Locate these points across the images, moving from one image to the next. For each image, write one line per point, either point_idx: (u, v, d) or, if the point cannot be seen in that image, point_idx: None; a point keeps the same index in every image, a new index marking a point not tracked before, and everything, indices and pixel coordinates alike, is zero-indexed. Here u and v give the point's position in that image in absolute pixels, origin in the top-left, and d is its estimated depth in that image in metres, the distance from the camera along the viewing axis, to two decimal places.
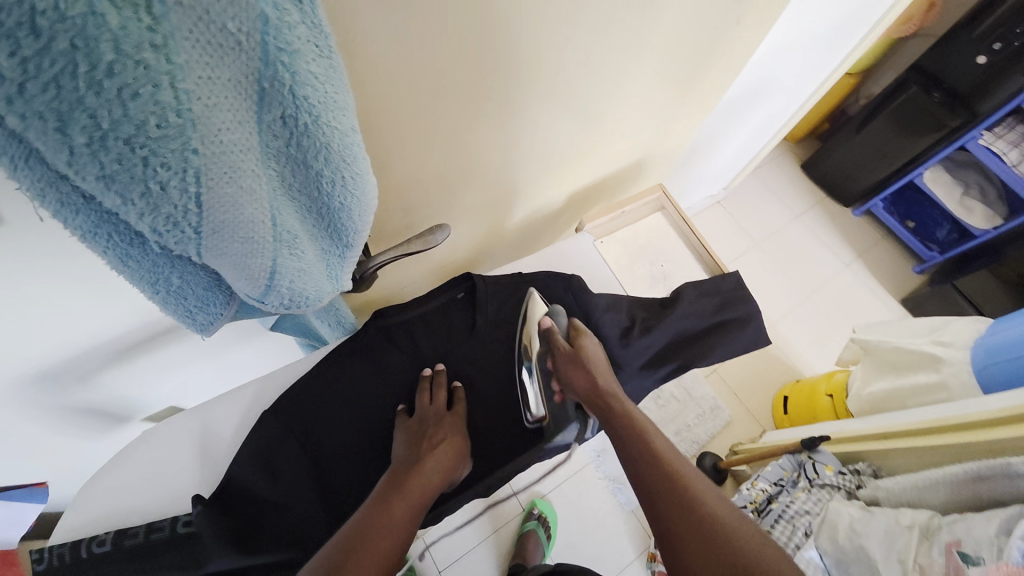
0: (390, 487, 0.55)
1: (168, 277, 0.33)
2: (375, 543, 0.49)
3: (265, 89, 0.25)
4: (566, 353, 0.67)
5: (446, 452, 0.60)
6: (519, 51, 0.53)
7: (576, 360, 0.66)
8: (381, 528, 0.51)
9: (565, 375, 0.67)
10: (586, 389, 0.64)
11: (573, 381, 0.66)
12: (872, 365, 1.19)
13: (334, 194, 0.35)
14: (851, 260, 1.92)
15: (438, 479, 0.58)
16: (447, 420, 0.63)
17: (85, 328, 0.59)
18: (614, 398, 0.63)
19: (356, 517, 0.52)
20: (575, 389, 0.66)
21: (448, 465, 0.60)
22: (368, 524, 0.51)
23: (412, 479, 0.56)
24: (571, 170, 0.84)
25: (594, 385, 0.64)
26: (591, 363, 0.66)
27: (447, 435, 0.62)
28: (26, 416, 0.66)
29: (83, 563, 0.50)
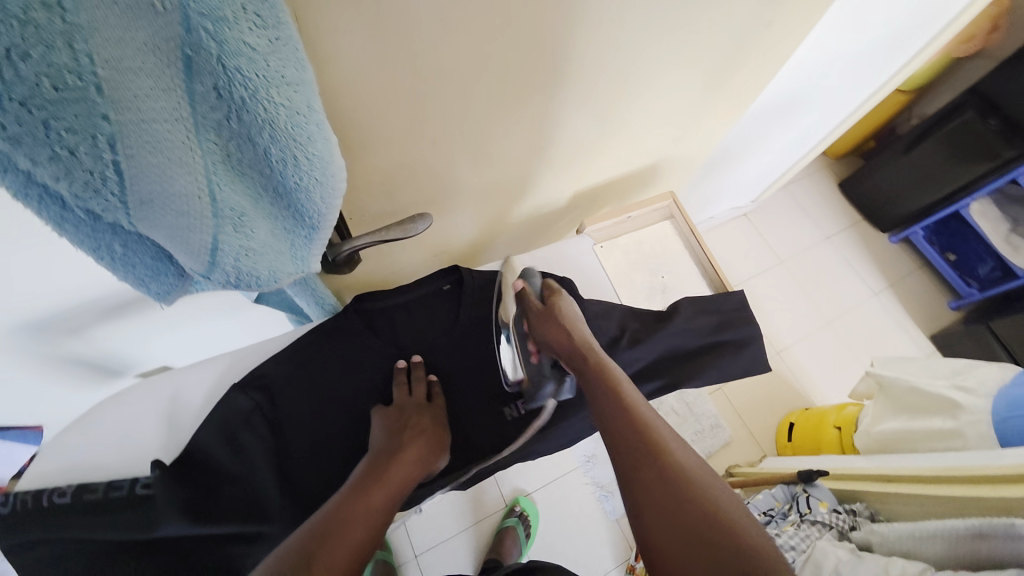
0: (369, 475, 0.53)
1: (109, 245, 0.32)
2: (351, 529, 0.46)
3: (190, 56, 0.24)
4: (538, 309, 0.65)
5: (424, 445, 0.59)
6: (522, 46, 0.50)
7: (550, 314, 0.65)
8: (358, 513, 0.48)
9: (539, 332, 0.65)
10: (562, 341, 0.62)
11: (548, 337, 0.63)
12: (885, 403, 1.12)
13: (286, 173, 0.33)
14: (880, 288, 1.82)
15: (417, 470, 0.56)
16: (426, 413, 0.62)
17: (68, 284, 0.59)
18: (587, 349, 0.60)
19: (333, 501, 0.49)
20: (552, 346, 0.63)
21: (425, 456, 0.58)
22: (344, 509, 0.48)
23: (392, 469, 0.54)
24: (579, 168, 0.81)
25: (569, 337, 0.62)
26: (565, 317, 0.64)
27: (425, 429, 0.60)
28: (16, 362, 0.69)
29: (41, 511, 0.51)
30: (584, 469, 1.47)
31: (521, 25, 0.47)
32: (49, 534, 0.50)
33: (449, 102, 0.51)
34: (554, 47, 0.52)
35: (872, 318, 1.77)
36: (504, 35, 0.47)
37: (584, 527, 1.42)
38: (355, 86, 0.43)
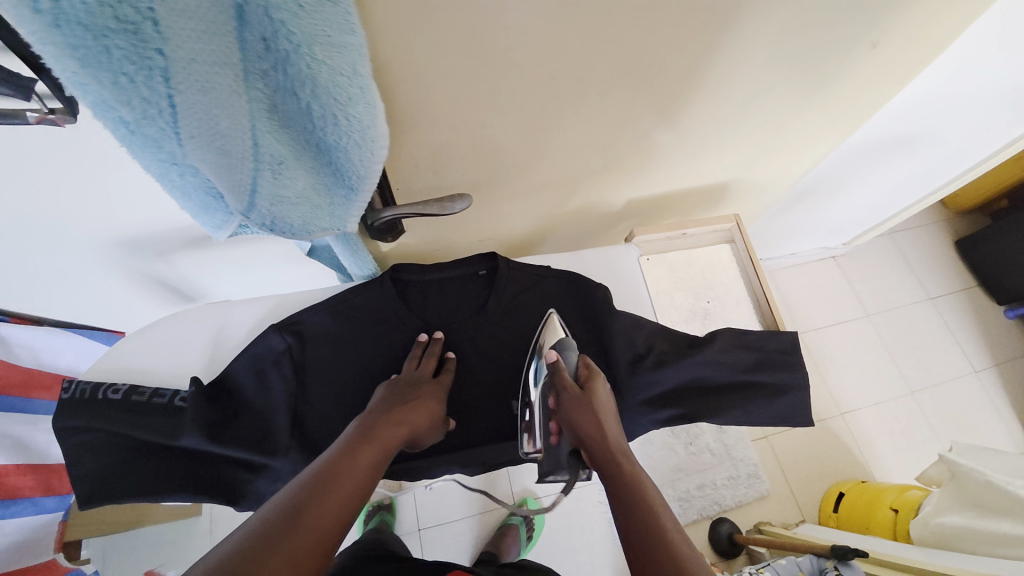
0: (362, 431, 0.55)
1: (168, 175, 0.35)
2: (341, 481, 0.48)
3: (243, 7, 0.27)
4: (573, 394, 0.59)
5: (420, 413, 0.60)
6: (582, 46, 0.49)
7: (585, 401, 0.59)
8: (346, 470, 0.49)
9: (566, 415, 0.59)
10: (593, 434, 0.56)
11: (576, 424, 0.57)
12: (954, 492, 0.98)
13: (325, 129, 0.36)
14: (983, 366, 1.59)
15: (407, 432, 0.57)
16: (426, 386, 0.63)
17: (155, 208, 0.68)
18: (621, 454, 0.54)
19: (328, 454, 0.51)
20: (578, 435, 0.57)
21: (422, 422, 0.59)
22: (339, 463, 0.50)
23: (383, 429, 0.56)
24: (634, 174, 0.77)
25: (602, 433, 0.56)
26: (601, 409, 0.58)
27: (422, 398, 0.61)
28: (109, 267, 0.80)
29: (95, 402, 0.59)
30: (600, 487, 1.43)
31: (575, 21, 0.46)
32: (97, 423, 0.58)
33: (496, 88, 0.51)
34: (609, 51, 0.51)
35: (964, 397, 1.55)
36: (555, 31, 0.46)
37: (588, 544, 1.37)
38: (406, 62, 0.44)
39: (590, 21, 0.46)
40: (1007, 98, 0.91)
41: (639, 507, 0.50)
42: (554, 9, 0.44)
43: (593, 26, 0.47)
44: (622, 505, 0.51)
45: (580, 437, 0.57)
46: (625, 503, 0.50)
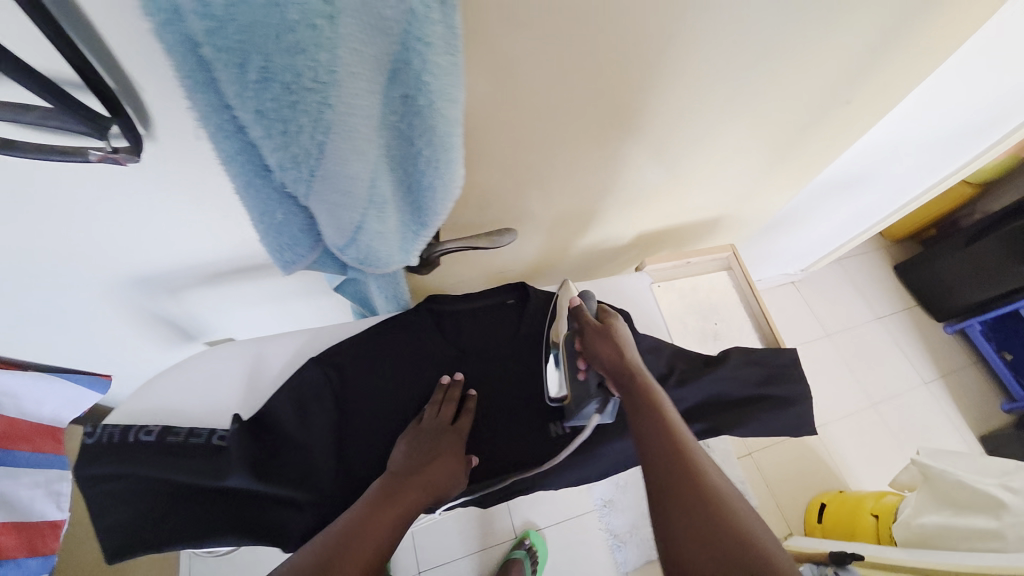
0: (383, 493, 0.55)
1: (275, 211, 0.39)
2: (361, 542, 0.50)
3: (398, 70, 0.30)
4: (594, 326, 0.65)
5: (440, 470, 0.60)
6: (616, 96, 0.57)
7: (604, 333, 0.65)
8: (367, 530, 0.51)
9: (590, 348, 0.64)
10: (614, 357, 0.62)
11: (599, 353, 0.63)
12: (928, 495, 1.07)
13: (425, 173, 0.39)
14: (931, 377, 1.76)
15: (430, 491, 0.58)
16: (447, 437, 0.64)
17: (183, 242, 0.68)
18: (638, 369, 0.60)
19: (351, 512, 0.53)
20: (603, 364, 0.62)
21: (444, 478, 0.60)
22: (360, 524, 0.51)
23: (404, 492, 0.56)
24: (642, 209, 0.85)
25: (622, 356, 0.61)
26: (620, 340, 0.64)
27: (443, 453, 0.61)
28: (119, 302, 0.78)
29: (127, 446, 0.57)
30: (599, 514, 1.44)
31: (613, 72, 0.53)
32: (130, 467, 0.56)
33: (540, 128, 0.58)
34: (637, 98, 0.59)
35: (918, 407, 1.70)
36: (597, 78, 0.54)
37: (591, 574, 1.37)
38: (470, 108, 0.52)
39: (625, 71, 0.54)
40: (939, 143, 1.07)
41: (661, 441, 0.52)
42: (598, 60, 0.51)
43: (627, 77, 0.55)
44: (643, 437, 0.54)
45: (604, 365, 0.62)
46: (648, 436, 0.53)
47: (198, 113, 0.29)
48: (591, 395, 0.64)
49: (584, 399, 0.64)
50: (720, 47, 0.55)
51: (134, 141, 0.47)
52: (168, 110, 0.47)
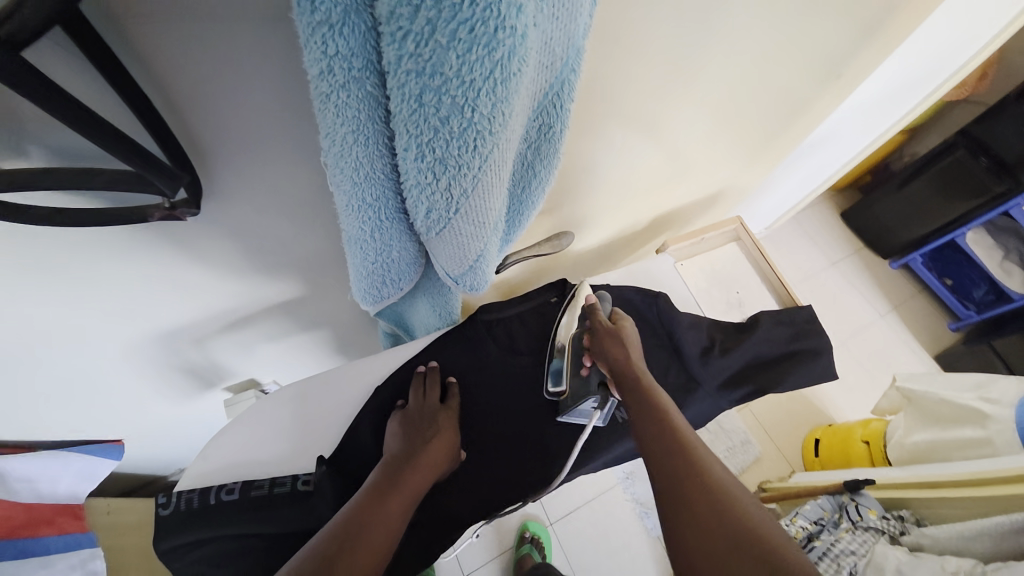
0: (385, 481, 0.53)
1: (392, 250, 0.39)
2: (369, 537, 0.45)
3: (545, 101, 0.31)
4: (605, 326, 0.60)
5: (440, 446, 0.59)
6: (656, 91, 0.59)
7: (614, 334, 0.60)
8: (375, 517, 0.48)
9: (599, 348, 0.60)
10: (619, 360, 0.57)
11: (605, 352, 0.59)
12: (916, 416, 1.21)
13: (533, 195, 0.40)
14: (886, 310, 1.96)
15: (431, 473, 0.57)
16: (441, 416, 0.63)
17: (219, 295, 0.64)
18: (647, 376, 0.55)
19: (351, 504, 0.49)
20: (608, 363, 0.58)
21: (439, 459, 0.58)
22: (367, 511, 0.48)
23: (405, 478, 0.54)
24: (664, 198, 0.87)
25: (630, 359, 0.57)
26: (630, 342, 0.59)
27: (441, 431, 0.61)
28: (137, 364, 0.71)
29: (212, 509, 0.56)
30: (624, 486, 1.40)
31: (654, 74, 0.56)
32: (221, 528, 0.55)
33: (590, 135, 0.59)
34: (670, 94, 0.61)
35: (880, 338, 1.90)
36: (641, 76, 0.55)
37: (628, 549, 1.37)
38: None
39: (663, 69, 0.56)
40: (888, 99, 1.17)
41: (661, 434, 0.49)
42: (645, 59, 0.53)
43: (664, 75, 0.57)
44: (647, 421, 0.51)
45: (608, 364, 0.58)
46: (648, 428, 0.50)
47: (338, 161, 0.29)
48: (591, 394, 0.62)
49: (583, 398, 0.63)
50: (748, 43, 0.58)
51: (194, 194, 0.43)
52: (230, 167, 0.44)
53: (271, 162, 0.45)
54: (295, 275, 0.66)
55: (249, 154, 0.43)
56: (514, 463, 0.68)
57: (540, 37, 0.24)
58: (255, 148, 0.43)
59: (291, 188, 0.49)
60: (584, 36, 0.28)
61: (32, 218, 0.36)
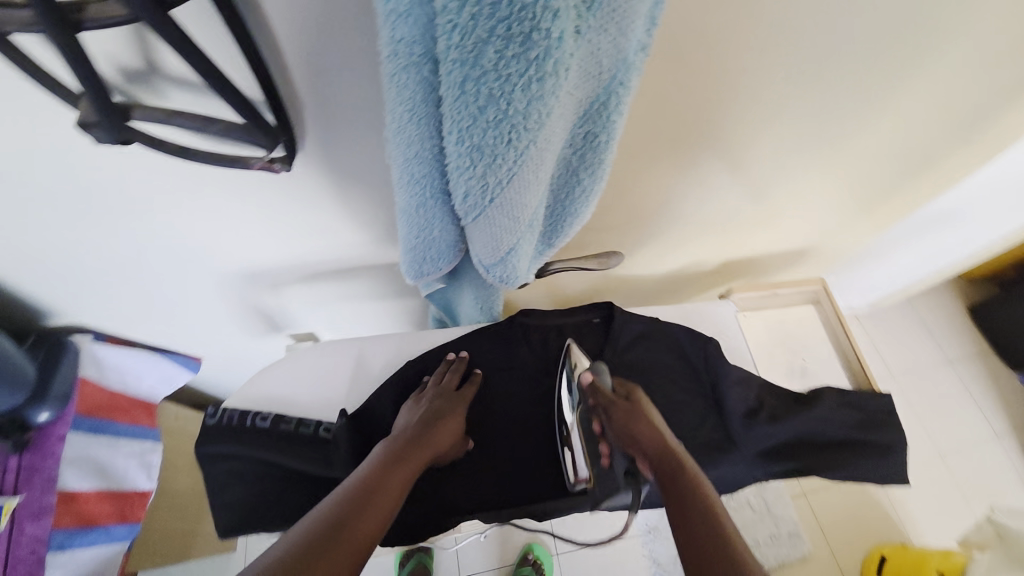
0: (396, 451, 0.55)
1: (434, 228, 0.42)
2: (376, 500, 0.48)
3: (591, 108, 0.32)
4: (626, 407, 0.60)
5: (449, 429, 0.62)
6: (740, 130, 0.56)
7: (635, 413, 0.59)
8: (382, 484, 0.50)
9: (624, 432, 0.59)
10: (654, 443, 0.56)
11: (635, 436, 0.58)
12: (1002, 557, 1.01)
13: (575, 203, 0.41)
14: (1005, 431, 1.65)
15: (434, 452, 0.59)
16: (454, 401, 0.65)
17: (297, 248, 0.72)
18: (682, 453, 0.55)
19: (367, 467, 0.52)
20: (639, 447, 0.57)
21: (446, 442, 0.60)
22: (377, 478, 0.51)
23: (415, 451, 0.56)
24: (739, 243, 0.82)
25: (662, 439, 0.57)
26: (652, 418, 0.59)
27: (452, 414, 0.63)
28: (219, 295, 0.82)
29: (246, 430, 0.63)
30: (644, 540, 1.31)
31: (743, 113, 0.53)
32: (249, 449, 0.62)
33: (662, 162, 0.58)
34: (758, 135, 0.58)
35: (991, 462, 1.60)
36: (727, 112, 0.53)
37: None
38: None
39: (753, 107, 0.53)
40: None
41: (699, 516, 0.48)
42: (732, 95, 0.51)
43: (752, 115, 0.54)
44: (685, 509, 0.49)
45: (638, 447, 0.57)
46: (685, 506, 0.49)
47: (393, 136, 0.33)
48: (620, 487, 0.62)
49: (615, 487, 0.62)
50: (854, 91, 0.54)
51: (290, 151, 0.50)
52: (320, 127, 0.50)
53: (355, 125, 0.50)
54: (361, 243, 0.72)
55: (336, 115, 0.49)
56: (522, 468, 0.68)
57: (582, 46, 0.26)
58: (341, 111, 0.48)
59: (368, 151, 0.54)
60: (635, 51, 0.29)
61: (157, 147, 0.44)
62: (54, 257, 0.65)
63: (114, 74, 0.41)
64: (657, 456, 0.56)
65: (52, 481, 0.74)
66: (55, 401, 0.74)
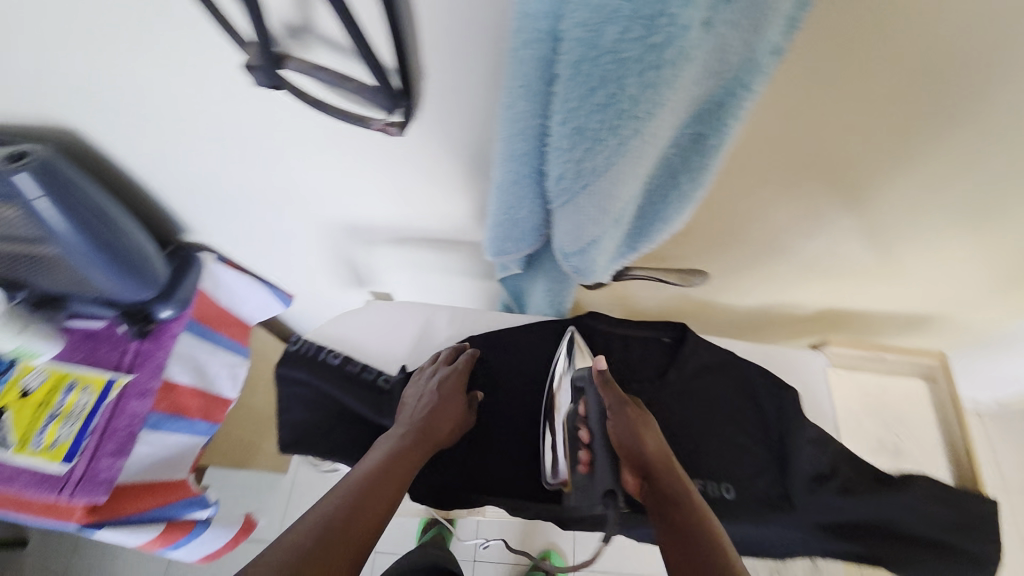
0: (399, 442, 0.56)
1: (522, 208, 0.43)
2: (377, 495, 0.49)
3: (706, 109, 0.31)
4: (633, 412, 0.61)
5: (451, 419, 0.63)
6: (876, 165, 0.50)
7: (640, 422, 0.60)
8: (384, 478, 0.52)
9: (626, 436, 0.59)
10: (655, 451, 0.58)
11: (635, 442, 0.58)
12: None
13: (669, 208, 0.39)
14: None
15: (437, 442, 0.60)
16: (456, 390, 0.65)
17: (393, 210, 0.77)
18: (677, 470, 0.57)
19: (372, 460, 0.54)
20: (635, 453, 0.58)
21: (448, 431, 0.62)
22: (381, 472, 0.52)
23: (416, 441, 0.57)
24: (845, 292, 0.73)
25: (662, 450, 0.58)
26: (654, 430, 0.60)
27: (452, 405, 0.63)
28: (320, 241, 0.90)
29: (317, 363, 0.69)
30: None
31: (882, 147, 0.48)
32: (317, 379, 0.68)
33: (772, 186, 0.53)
34: (896, 174, 0.51)
35: None
36: (866, 145, 0.47)
37: None
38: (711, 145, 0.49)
39: (899, 143, 0.47)
40: None
41: (702, 537, 0.49)
42: (875, 126, 0.45)
43: (895, 150, 0.48)
44: (681, 533, 0.50)
45: (636, 454, 0.58)
46: (686, 524, 0.51)
47: (502, 110, 0.34)
48: (595, 503, 0.60)
49: (589, 499, 0.61)
50: None
51: (405, 118, 0.53)
52: (437, 97, 0.53)
53: (469, 100, 0.53)
54: (450, 216, 0.76)
55: (453, 88, 0.52)
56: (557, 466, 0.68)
57: (709, 39, 0.25)
58: (459, 84, 0.51)
59: (475, 126, 0.57)
60: (768, 54, 0.27)
61: (298, 96, 0.49)
62: (201, 181, 0.76)
63: (279, 28, 0.47)
64: (654, 467, 0.57)
65: (159, 367, 0.85)
66: (177, 302, 0.86)
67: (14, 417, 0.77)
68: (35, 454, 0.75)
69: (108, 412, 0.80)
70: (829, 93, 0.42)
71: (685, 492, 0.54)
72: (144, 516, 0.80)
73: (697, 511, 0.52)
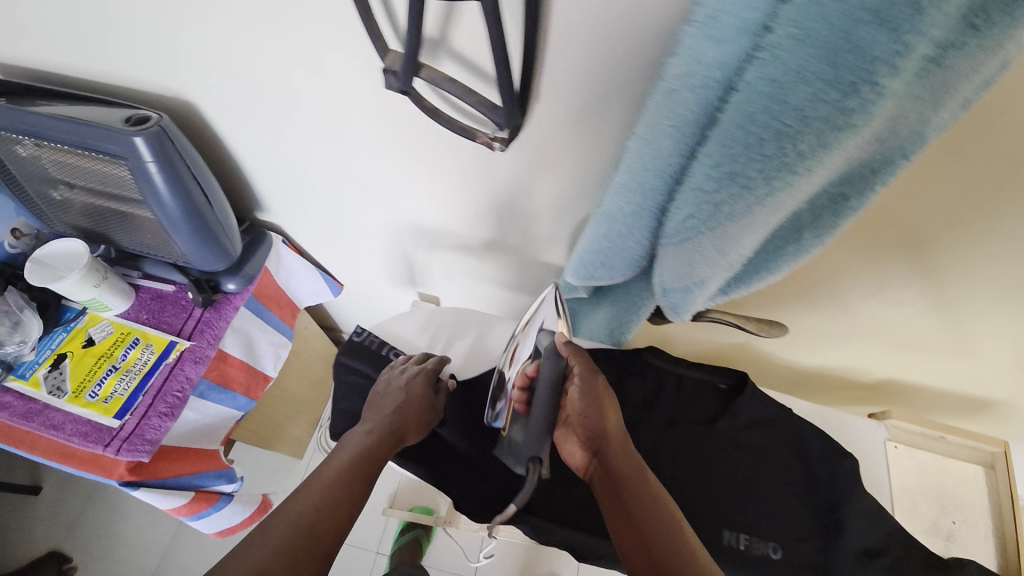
0: (362, 444, 0.58)
1: (630, 238, 0.44)
2: (337, 497, 0.51)
3: (859, 171, 0.31)
4: (592, 387, 0.61)
5: (416, 416, 0.63)
6: (977, 243, 0.50)
7: (594, 396, 0.61)
8: (344, 479, 0.53)
9: (582, 410, 0.61)
10: (607, 426, 0.60)
11: (589, 417, 0.60)
12: None
13: (783, 261, 0.40)
14: None
15: (403, 439, 0.61)
16: (422, 388, 0.66)
17: (466, 219, 0.79)
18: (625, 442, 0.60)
19: (335, 463, 0.55)
20: (587, 427, 0.60)
21: (415, 427, 0.63)
22: (343, 474, 0.54)
23: (379, 439, 0.59)
24: (912, 364, 0.72)
25: (612, 424, 0.61)
26: (606, 405, 0.62)
27: (416, 404, 0.64)
28: (384, 238, 0.93)
29: (379, 359, 0.72)
30: None
31: (990, 226, 0.47)
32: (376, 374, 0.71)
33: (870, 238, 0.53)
34: (996, 255, 0.50)
35: None
36: (972, 222, 0.47)
37: None
38: None
39: (1009, 225, 0.47)
40: None
41: (655, 513, 0.54)
42: (987, 205, 0.45)
43: (1003, 231, 0.47)
44: (634, 510, 0.54)
45: (589, 429, 0.60)
46: (640, 501, 0.55)
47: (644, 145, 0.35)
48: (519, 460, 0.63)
49: (516, 453, 0.64)
50: None
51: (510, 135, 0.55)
52: (547, 119, 0.55)
53: (577, 125, 0.55)
54: (523, 232, 0.77)
55: (563, 114, 0.54)
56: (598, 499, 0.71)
57: (894, 106, 0.26)
58: (572, 109, 0.53)
59: (576, 150, 0.59)
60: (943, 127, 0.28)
61: (417, 101, 0.52)
62: (290, 165, 0.79)
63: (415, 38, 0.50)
64: (605, 441, 0.59)
65: (217, 337, 0.85)
66: (243, 277, 0.88)
67: (75, 365, 0.78)
68: (89, 405, 0.76)
69: (165, 373, 0.80)
70: (950, 165, 0.42)
71: (637, 468, 0.58)
72: (174, 482, 0.82)
73: (650, 486, 0.56)
